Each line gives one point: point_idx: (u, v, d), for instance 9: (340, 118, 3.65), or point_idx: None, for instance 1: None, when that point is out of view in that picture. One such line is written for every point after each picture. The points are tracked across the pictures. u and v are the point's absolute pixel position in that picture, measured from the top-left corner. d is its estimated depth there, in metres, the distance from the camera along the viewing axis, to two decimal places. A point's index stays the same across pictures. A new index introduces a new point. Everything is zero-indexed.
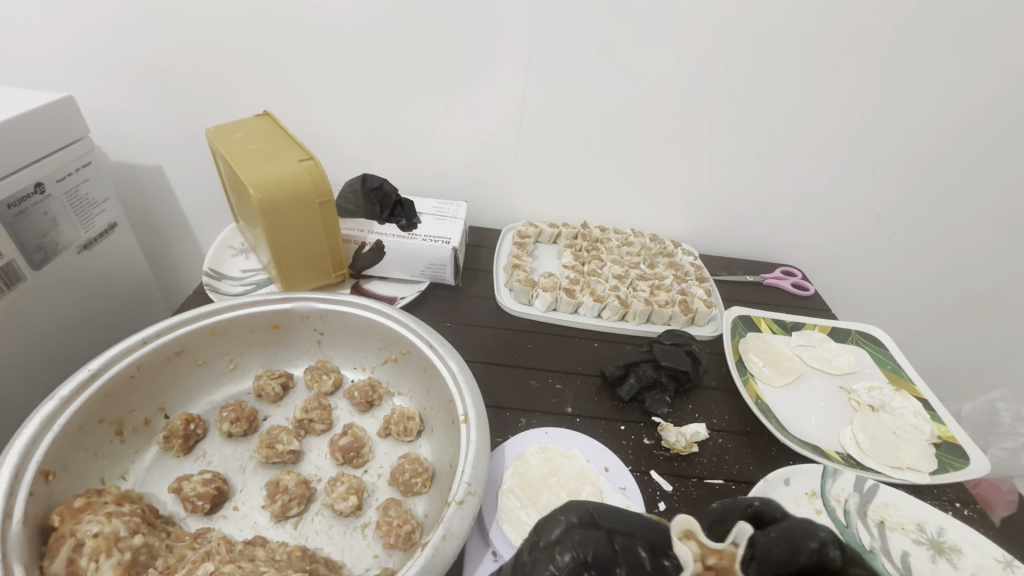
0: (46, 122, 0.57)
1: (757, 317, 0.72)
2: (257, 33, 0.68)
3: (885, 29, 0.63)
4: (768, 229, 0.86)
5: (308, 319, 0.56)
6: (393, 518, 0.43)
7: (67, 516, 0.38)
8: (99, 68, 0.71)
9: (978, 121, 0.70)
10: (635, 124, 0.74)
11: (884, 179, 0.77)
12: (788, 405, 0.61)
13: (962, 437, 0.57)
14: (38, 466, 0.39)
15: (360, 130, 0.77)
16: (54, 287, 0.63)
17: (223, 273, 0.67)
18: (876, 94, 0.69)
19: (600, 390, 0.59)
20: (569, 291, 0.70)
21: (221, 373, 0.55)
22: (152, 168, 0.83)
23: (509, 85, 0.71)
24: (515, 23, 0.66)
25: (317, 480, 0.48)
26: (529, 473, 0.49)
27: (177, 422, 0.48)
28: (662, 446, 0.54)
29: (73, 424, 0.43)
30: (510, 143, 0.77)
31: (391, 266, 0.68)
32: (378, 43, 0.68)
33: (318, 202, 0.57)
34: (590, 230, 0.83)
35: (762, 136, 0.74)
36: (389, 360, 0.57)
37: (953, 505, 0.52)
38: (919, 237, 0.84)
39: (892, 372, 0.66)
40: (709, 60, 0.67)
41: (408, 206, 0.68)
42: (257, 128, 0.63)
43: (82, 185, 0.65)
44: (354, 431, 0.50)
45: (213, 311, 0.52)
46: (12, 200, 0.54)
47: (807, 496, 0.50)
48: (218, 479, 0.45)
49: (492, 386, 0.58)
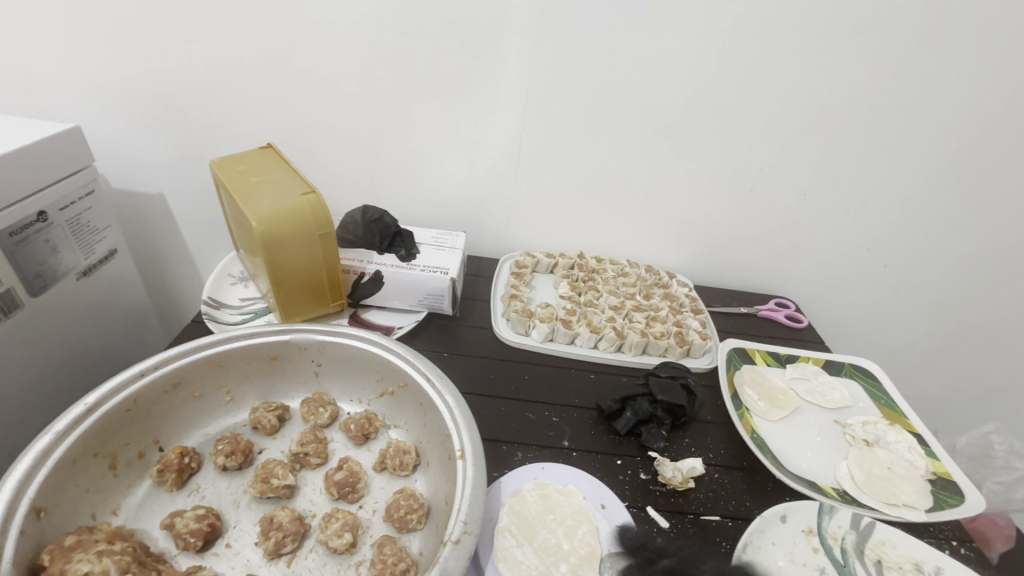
0: (52, 152, 0.59)
1: (752, 348, 0.72)
2: (264, 68, 0.70)
3: (868, 70, 0.66)
4: (761, 262, 0.87)
5: (306, 351, 0.56)
6: (388, 556, 0.42)
7: (57, 555, 0.38)
8: (107, 97, 0.73)
9: (959, 159, 0.73)
10: (631, 158, 0.76)
11: (872, 214, 0.79)
12: (784, 440, 0.61)
13: (958, 473, 0.57)
14: (30, 503, 0.39)
15: (362, 161, 0.79)
16: (52, 315, 0.63)
17: (222, 302, 0.68)
18: (862, 132, 0.71)
19: (597, 423, 0.59)
20: (566, 322, 0.70)
21: (218, 405, 0.54)
22: (154, 195, 0.84)
23: (508, 119, 0.73)
24: (514, 59, 0.68)
25: (312, 516, 0.47)
26: (526, 510, 0.48)
27: (172, 456, 0.48)
28: (658, 482, 0.53)
29: (67, 459, 0.42)
30: (508, 175, 0.79)
31: (389, 295, 0.69)
32: (381, 77, 0.71)
33: (319, 234, 0.58)
34: (587, 261, 0.84)
35: (753, 171, 0.76)
36: (385, 392, 0.57)
37: (950, 544, 0.52)
38: (908, 270, 0.86)
39: (886, 406, 0.67)
40: (701, 97, 0.70)
41: (407, 237, 0.71)
42: (260, 160, 0.64)
43: (85, 214, 0.66)
44: (349, 465, 0.50)
45: (212, 343, 0.52)
46: (14, 228, 0.55)
47: (804, 534, 0.50)
48: (211, 515, 0.44)
49: (488, 418, 0.58)
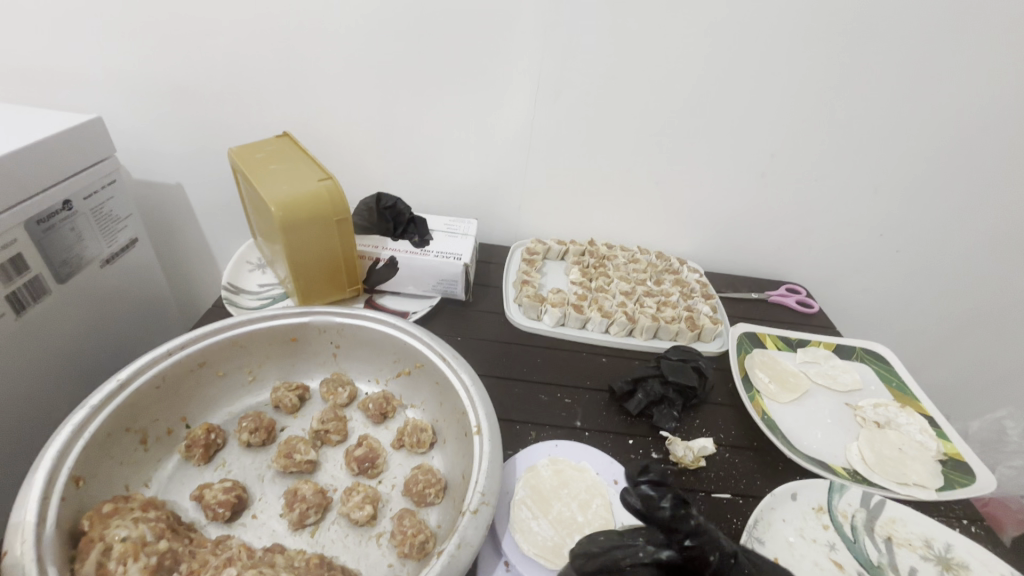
0: (75, 142, 0.60)
1: (762, 333, 0.73)
2: (278, 58, 0.71)
3: (885, 54, 0.66)
4: (772, 247, 0.87)
5: (325, 333, 0.58)
6: (407, 527, 0.44)
7: (96, 520, 0.40)
8: (126, 88, 0.74)
9: (975, 144, 0.73)
10: (642, 144, 0.77)
11: (885, 199, 0.79)
12: (795, 421, 0.62)
13: (969, 454, 0.57)
14: (69, 472, 0.40)
15: (375, 148, 0.80)
16: (78, 300, 0.65)
17: (241, 288, 0.69)
18: (874, 117, 0.71)
19: (609, 404, 0.60)
20: (577, 307, 0.71)
21: (241, 385, 0.56)
22: (173, 186, 0.86)
23: (519, 106, 0.74)
24: (527, 47, 0.68)
25: (334, 490, 0.49)
26: (540, 485, 0.50)
27: (199, 432, 0.50)
28: (670, 461, 0.54)
29: (102, 432, 0.44)
30: (519, 163, 0.80)
31: (404, 281, 0.70)
32: (395, 66, 0.71)
33: (336, 220, 0.59)
34: (598, 247, 0.85)
35: (765, 157, 0.76)
36: (402, 373, 0.58)
37: (961, 522, 0.52)
38: (922, 255, 0.86)
39: (897, 389, 0.67)
40: (713, 82, 0.70)
41: (420, 223, 0.72)
42: (277, 147, 0.65)
43: (107, 203, 0.68)
44: (368, 442, 0.51)
45: (235, 324, 0.54)
46: (41, 217, 0.57)
47: (815, 511, 0.50)
48: (237, 488, 0.46)
49: (502, 399, 0.59)
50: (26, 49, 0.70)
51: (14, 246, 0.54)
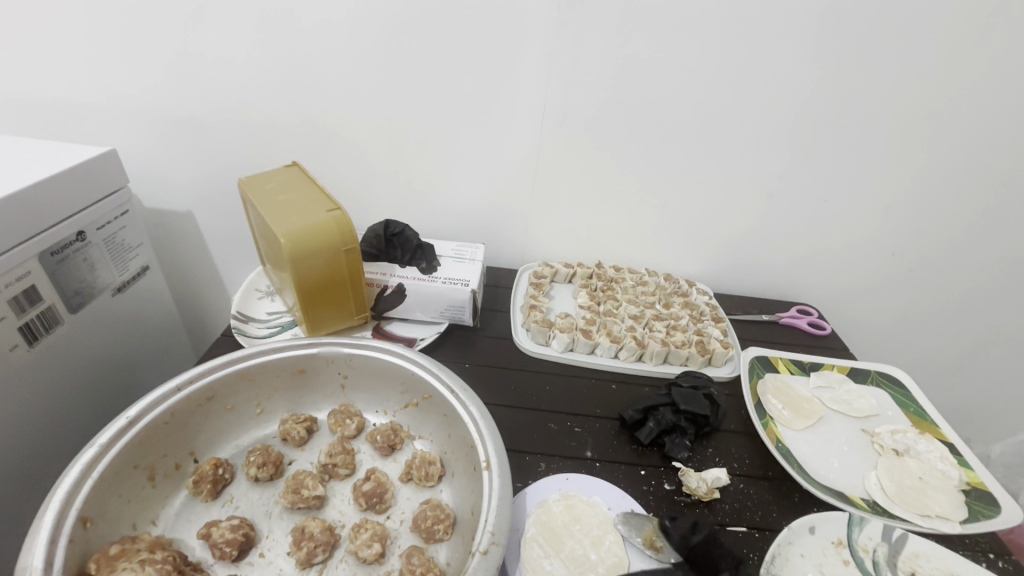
0: (89, 175, 0.61)
1: (774, 357, 0.71)
2: (289, 90, 0.73)
3: (888, 75, 0.66)
4: (782, 268, 0.87)
5: (333, 364, 0.57)
6: (416, 566, 0.43)
7: (103, 563, 0.40)
8: (139, 119, 0.76)
9: (984, 163, 0.72)
10: (648, 168, 0.77)
11: (894, 219, 0.79)
12: (811, 450, 0.60)
13: (993, 484, 0.55)
14: (77, 514, 0.40)
15: (383, 176, 0.81)
16: (89, 330, 0.66)
17: (250, 316, 0.70)
18: (881, 138, 0.71)
19: (620, 433, 0.60)
20: (586, 332, 0.70)
21: (249, 418, 0.56)
22: (184, 213, 0.87)
23: (526, 133, 0.75)
24: (532, 76, 0.70)
25: (341, 526, 0.48)
26: (552, 521, 0.49)
27: (207, 467, 0.50)
28: (683, 492, 0.53)
29: (111, 470, 0.44)
30: (525, 188, 0.81)
31: (411, 308, 0.70)
32: (403, 93, 0.72)
33: (344, 249, 0.59)
34: (605, 270, 0.85)
35: (773, 178, 0.76)
36: (410, 404, 0.58)
37: (987, 557, 0.50)
38: (935, 275, 0.85)
39: (916, 415, 0.65)
40: (718, 105, 0.70)
41: (429, 249, 0.72)
42: (286, 177, 0.66)
43: (120, 232, 0.69)
44: (377, 476, 0.51)
45: (243, 357, 0.54)
46: (55, 248, 0.58)
47: (835, 545, 0.49)
48: (245, 525, 0.46)
49: (511, 428, 0.59)
50: (45, 83, 0.72)
51: (29, 278, 0.55)
